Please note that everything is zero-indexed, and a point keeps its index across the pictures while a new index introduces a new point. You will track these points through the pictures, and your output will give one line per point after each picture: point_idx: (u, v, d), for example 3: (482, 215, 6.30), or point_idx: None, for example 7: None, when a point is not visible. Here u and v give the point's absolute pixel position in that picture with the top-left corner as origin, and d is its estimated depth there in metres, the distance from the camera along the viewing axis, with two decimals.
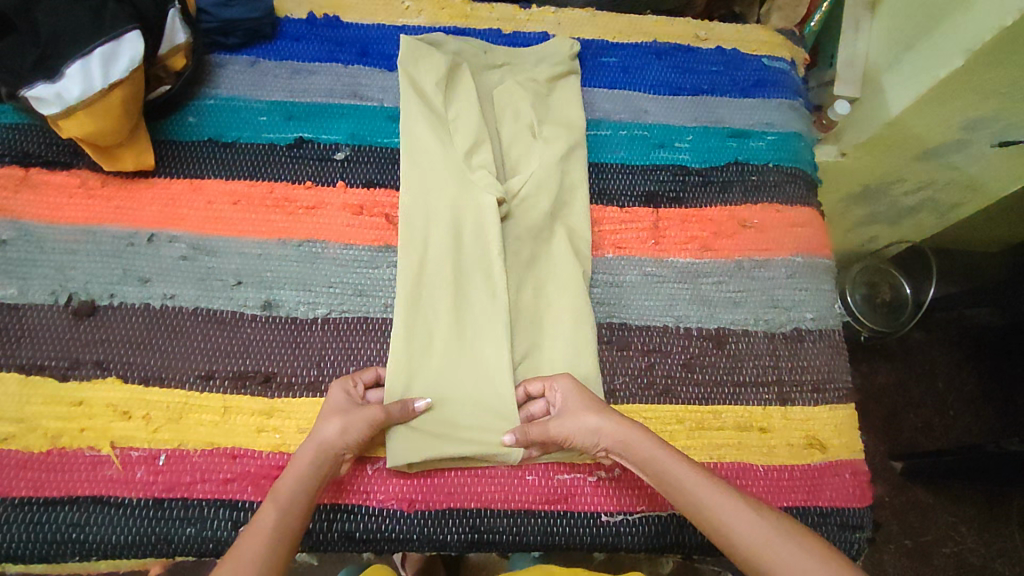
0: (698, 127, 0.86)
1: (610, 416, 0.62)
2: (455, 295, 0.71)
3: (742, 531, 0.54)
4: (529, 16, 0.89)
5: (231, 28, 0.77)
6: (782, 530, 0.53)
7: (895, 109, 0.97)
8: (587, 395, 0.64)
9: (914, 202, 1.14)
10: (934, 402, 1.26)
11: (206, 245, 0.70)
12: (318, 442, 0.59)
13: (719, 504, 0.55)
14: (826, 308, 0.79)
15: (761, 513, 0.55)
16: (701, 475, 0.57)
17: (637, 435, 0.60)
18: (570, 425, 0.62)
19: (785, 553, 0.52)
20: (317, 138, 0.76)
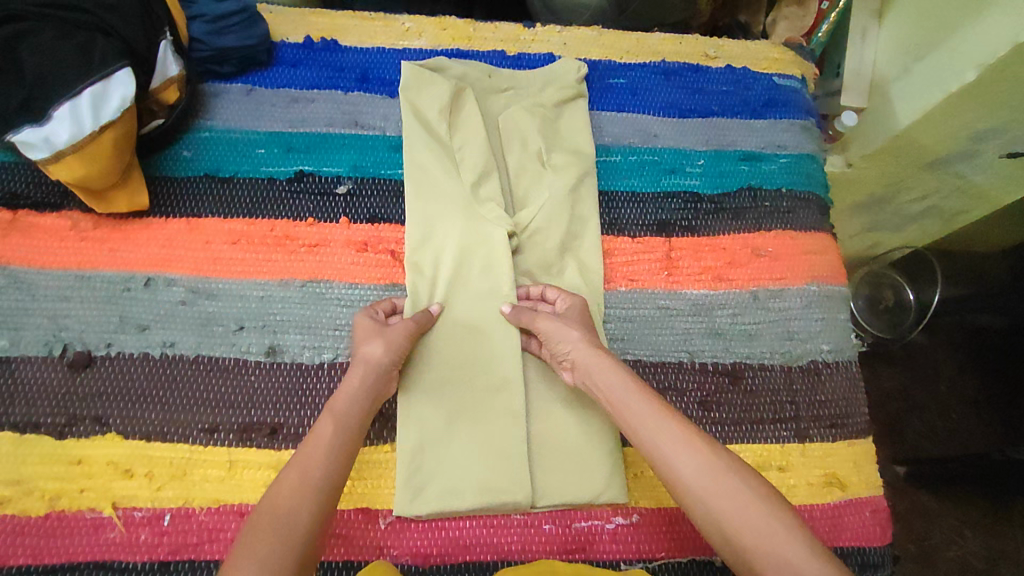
0: (709, 151, 0.83)
1: (587, 340, 0.63)
2: (465, 334, 0.69)
3: (686, 464, 0.52)
4: (534, 36, 0.85)
5: (225, 56, 0.73)
6: (726, 466, 0.52)
7: (901, 122, 0.97)
8: (588, 320, 0.66)
9: (918, 212, 1.12)
10: (936, 407, 1.23)
11: (205, 289, 0.67)
12: (365, 361, 0.61)
13: (667, 436, 0.54)
14: (842, 339, 0.77)
15: (713, 450, 0.53)
16: (659, 408, 0.56)
17: (605, 362, 0.61)
18: (553, 329, 0.65)
19: (723, 489, 0.51)
20: (318, 171, 0.73)
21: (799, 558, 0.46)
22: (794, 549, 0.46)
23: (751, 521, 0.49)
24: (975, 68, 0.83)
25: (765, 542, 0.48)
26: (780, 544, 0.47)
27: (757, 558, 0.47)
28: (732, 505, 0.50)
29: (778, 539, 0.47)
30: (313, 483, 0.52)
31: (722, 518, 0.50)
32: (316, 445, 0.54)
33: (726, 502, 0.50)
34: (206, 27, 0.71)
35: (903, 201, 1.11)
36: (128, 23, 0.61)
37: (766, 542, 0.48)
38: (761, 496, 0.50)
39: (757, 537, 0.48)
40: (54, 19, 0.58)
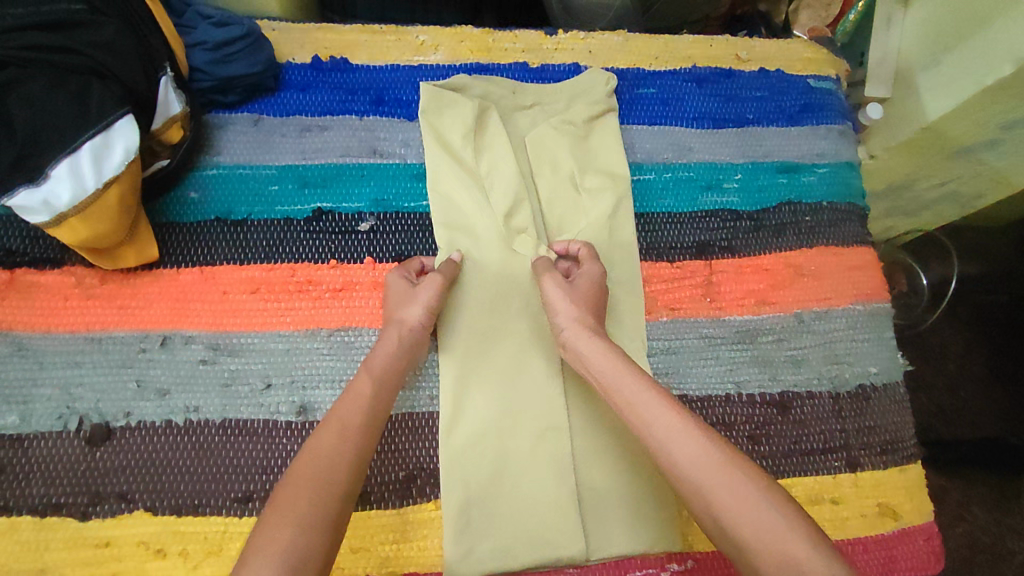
0: (746, 164, 0.79)
1: (584, 323, 0.61)
2: (503, 381, 0.66)
3: (683, 452, 0.49)
4: (557, 45, 0.80)
5: (230, 86, 0.67)
6: (724, 457, 0.48)
7: (931, 114, 0.90)
8: (599, 295, 0.64)
9: (933, 197, 0.98)
10: (944, 384, 1.07)
11: (226, 345, 0.62)
12: (401, 324, 0.61)
13: (663, 423, 0.51)
14: (889, 360, 0.75)
15: (708, 437, 0.49)
16: (656, 396, 0.53)
17: (604, 346, 0.59)
18: (557, 296, 0.63)
19: (720, 479, 0.46)
20: (337, 208, 0.68)
21: (805, 555, 0.41)
22: (797, 542, 0.42)
23: (748, 512, 0.44)
24: (1014, 61, 0.77)
25: (762, 535, 0.43)
26: (788, 541, 0.42)
27: (755, 551, 0.43)
28: (729, 495, 0.45)
29: (784, 535, 0.43)
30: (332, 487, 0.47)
31: (716, 508, 0.46)
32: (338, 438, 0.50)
33: (723, 492, 0.46)
34: (209, 56, 0.65)
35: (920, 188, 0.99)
36: (128, 67, 0.55)
37: (763, 534, 0.43)
38: (762, 489, 0.46)
39: (755, 529, 0.43)
40: (45, 66, 0.52)
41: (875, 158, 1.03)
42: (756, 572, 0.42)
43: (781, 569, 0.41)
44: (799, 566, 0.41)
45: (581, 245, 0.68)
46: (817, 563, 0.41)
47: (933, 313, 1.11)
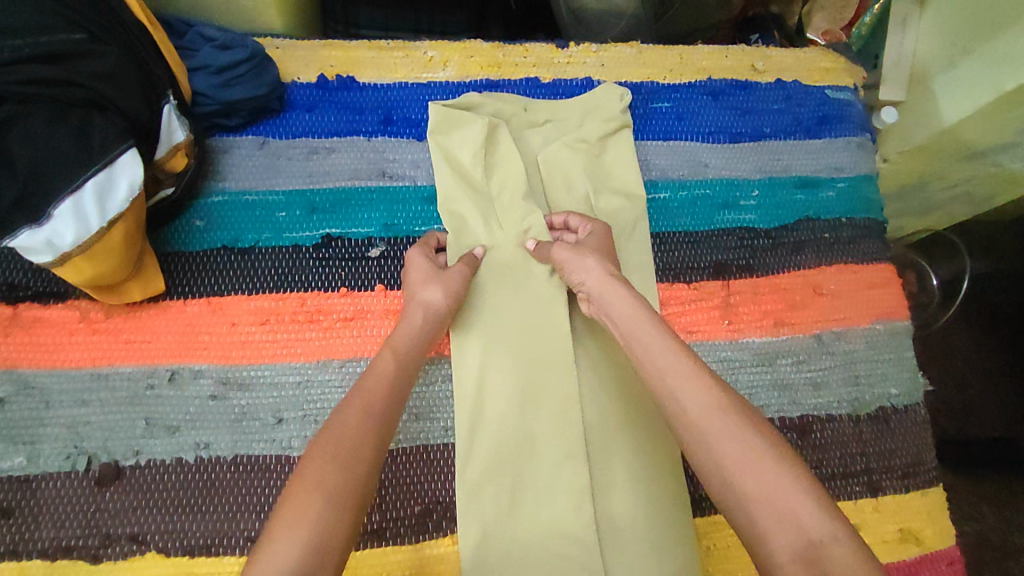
0: (763, 179, 0.77)
1: (607, 270, 0.60)
2: (518, 407, 0.64)
3: (696, 402, 0.48)
4: (569, 58, 0.78)
5: (234, 109, 0.65)
6: (733, 412, 0.47)
7: (947, 118, 0.88)
8: (608, 246, 0.64)
9: (946, 197, 0.98)
10: (953, 382, 1.06)
11: (236, 379, 0.61)
12: (425, 304, 0.60)
13: (680, 372, 0.50)
14: (910, 381, 0.74)
15: (719, 387, 0.49)
16: (670, 343, 0.53)
17: (623, 293, 0.58)
18: (569, 258, 0.62)
19: (729, 433, 0.46)
20: (346, 233, 0.67)
21: (803, 508, 0.42)
22: (800, 499, 0.43)
23: (753, 467, 0.45)
24: None
25: (766, 490, 0.43)
26: (791, 499, 0.43)
27: (757, 503, 0.43)
28: (736, 448, 0.46)
29: (788, 494, 0.43)
30: (341, 491, 0.45)
31: (722, 458, 0.46)
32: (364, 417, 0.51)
33: (729, 445, 0.46)
34: (210, 80, 0.63)
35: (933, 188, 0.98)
36: (127, 94, 0.53)
37: (768, 489, 0.43)
38: (773, 447, 0.46)
39: (760, 484, 0.44)
40: (44, 100, 0.50)
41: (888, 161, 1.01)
42: (755, 523, 0.43)
43: (781, 523, 0.42)
44: (800, 521, 0.42)
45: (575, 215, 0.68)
46: (817, 519, 0.42)
47: (947, 313, 1.08)
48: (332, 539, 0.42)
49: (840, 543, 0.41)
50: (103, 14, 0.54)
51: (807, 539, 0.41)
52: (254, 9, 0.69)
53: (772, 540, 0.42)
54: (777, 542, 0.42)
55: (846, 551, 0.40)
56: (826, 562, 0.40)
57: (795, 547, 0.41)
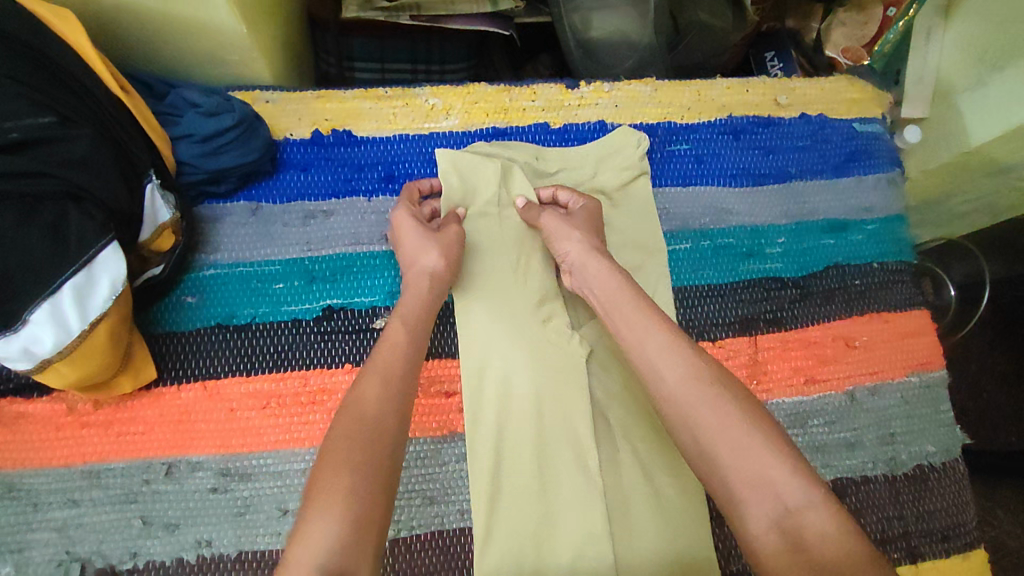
0: (790, 224, 0.73)
1: (589, 246, 0.61)
2: (536, 481, 0.59)
3: (672, 372, 0.51)
4: (580, 100, 0.73)
5: (223, 176, 0.61)
6: (707, 378, 0.50)
7: (974, 137, 0.83)
8: (596, 223, 0.64)
9: (967, 209, 0.93)
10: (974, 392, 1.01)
11: (238, 469, 0.57)
12: (424, 273, 0.59)
13: (657, 344, 0.53)
14: (948, 436, 0.70)
15: (696, 356, 0.51)
16: (648, 317, 0.55)
17: (603, 270, 0.59)
18: (554, 227, 0.63)
19: (702, 400, 0.48)
20: (349, 303, 0.62)
21: (781, 476, 0.45)
22: (777, 466, 0.45)
23: (728, 435, 0.47)
24: None
25: (739, 455, 0.46)
26: (764, 464, 0.45)
27: (733, 469, 0.46)
28: (712, 416, 0.48)
29: (761, 459, 0.45)
30: (370, 495, 0.44)
31: (698, 427, 0.48)
32: (382, 388, 0.50)
33: (704, 411, 0.48)
34: (198, 149, 0.59)
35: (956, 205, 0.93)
36: (106, 181, 0.49)
37: (743, 455, 0.46)
38: (746, 410, 0.48)
39: (735, 451, 0.46)
40: (14, 198, 0.45)
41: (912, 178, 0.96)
42: (732, 491, 0.46)
43: (757, 487, 0.45)
44: (775, 488, 0.44)
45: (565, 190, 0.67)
46: (793, 486, 0.44)
47: (963, 329, 1.01)
48: (370, 515, 0.43)
49: (816, 507, 0.43)
50: (76, 93, 0.49)
51: (782, 507, 0.44)
52: (241, 63, 0.65)
53: (749, 506, 0.45)
54: (756, 509, 0.44)
55: (822, 517, 0.43)
56: (800, 526, 0.43)
57: (769, 514, 0.44)
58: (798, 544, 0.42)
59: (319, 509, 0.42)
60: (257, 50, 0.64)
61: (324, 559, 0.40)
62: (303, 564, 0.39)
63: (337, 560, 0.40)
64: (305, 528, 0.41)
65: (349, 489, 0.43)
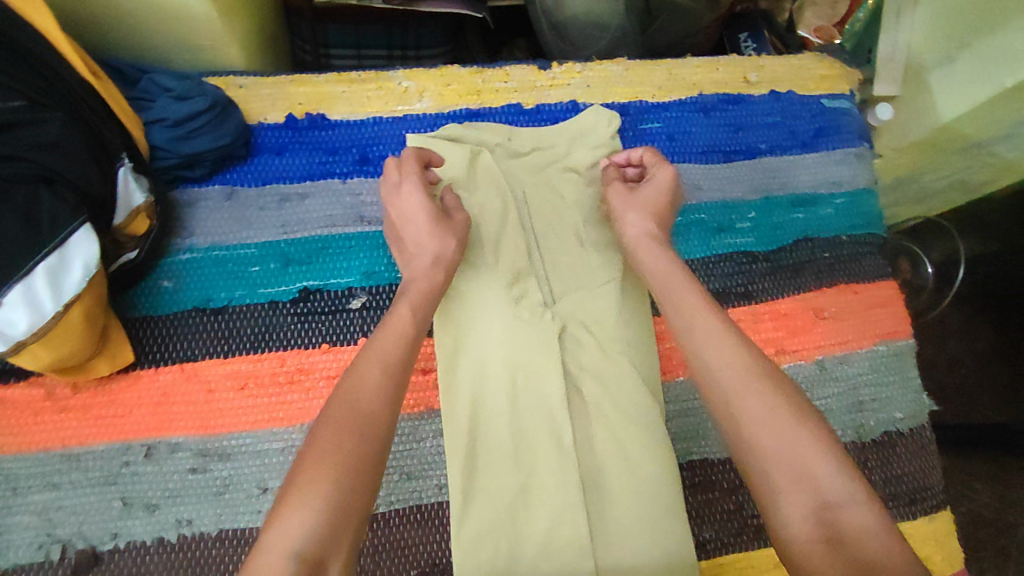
0: (760, 199, 0.74)
1: (652, 229, 0.62)
2: (513, 454, 0.60)
3: (719, 359, 0.51)
4: (551, 81, 0.74)
5: (197, 160, 0.61)
6: (758, 370, 0.50)
7: (945, 112, 0.84)
8: (668, 201, 0.65)
9: (940, 186, 0.96)
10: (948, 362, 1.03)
11: (217, 449, 0.58)
12: (438, 254, 0.58)
13: (707, 330, 0.53)
14: (914, 403, 0.72)
15: (744, 346, 0.51)
16: (701, 304, 0.55)
17: (660, 257, 0.60)
18: (620, 206, 0.65)
19: (751, 393, 0.49)
20: (325, 284, 0.63)
21: (825, 472, 0.45)
22: (821, 463, 0.45)
23: (775, 431, 0.47)
24: None
25: (784, 447, 0.46)
26: (811, 459, 0.45)
27: (773, 460, 0.46)
28: (757, 408, 0.48)
29: (808, 455, 0.46)
30: None
31: (742, 416, 0.48)
32: (382, 377, 0.48)
33: (751, 403, 0.48)
34: (171, 132, 0.59)
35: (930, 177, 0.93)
36: (77, 164, 0.49)
37: (790, 450, 0.46)
38: (793, 404, 0.48)
39: (779, 443, 0.46)
40: None
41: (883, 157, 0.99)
42: (773, 482, 0.46)
43: (796, 478, 0.45)
44: (817, 481, 0.45)
45: (645, 154, 0.68)
46: (832, 480, 0.45)
47: (937, 307, 1.05)
48: (349, 508, 0.42)
49: (856, 505, 0.44)
50: (45, 77, 0.50)
51: (823, 500, 0.44)
52: (213, 49, 0.65)
53: (787, 498, 0.45)
54: (795, 502, 0.45)
55: (858, 511, 0.43)
56: (841, 522, 0.43)
57: (810, 506, 0.44)
58: (836, 539, 0.43)
59: (301, 497, 0.41)
60: (230, 36, 0.64)
61: (299, 546, 0.39)
62: (279, 550, 0.39)
63: (314, 548, 0.40)
64: (283, 514, 0.40)
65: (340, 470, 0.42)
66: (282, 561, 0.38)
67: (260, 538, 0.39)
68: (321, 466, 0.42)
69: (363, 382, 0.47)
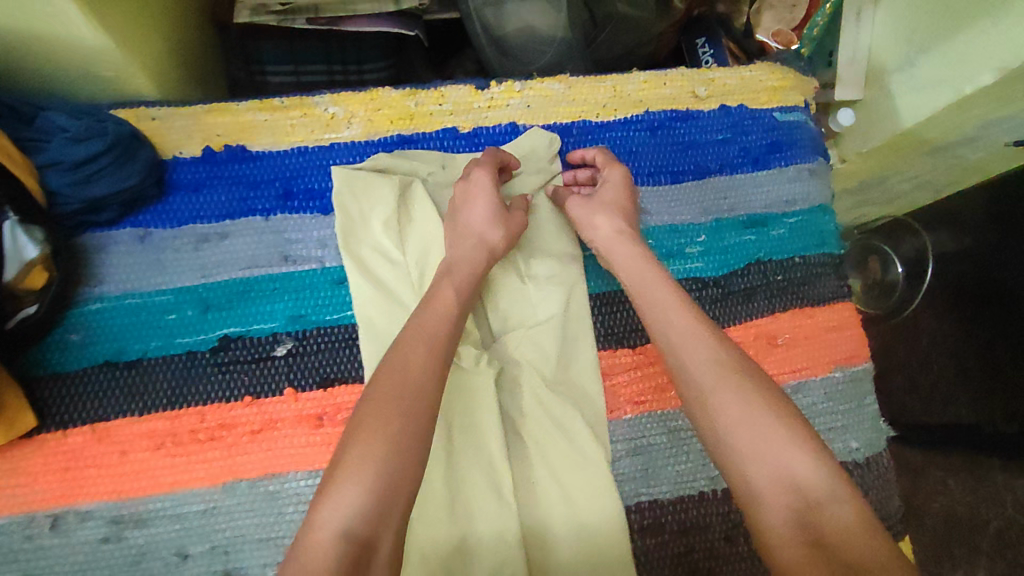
0: (710, 222, 0.71)
1: (621, 228, 0.64)
2: (449, 508, 0.57)
3: (695, 357, 0.53)
4: (490, 102, 0.70)
5: (103, 204, 0.56)
6: (734, 365, 0.52)
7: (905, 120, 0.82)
8: (628, 198, 0.66)
9: (906, 188, 0.92)
10: None
11: (131, 515, 0.55)
12: (488, 240, 0.60)
13: (680, 326, 0.56)
14: (871, 430, 0.70)
15: (719, 342, 0.54)
16: (675, 300, 0.57)
17: (638, 258, 0.61)
18: (582, 212, 0.66)
19: (727, 386, 0.51)
20: (247, 331, 0.59)
21: (804, 470, 0.47)
22: (801, 462, 0.47)
23: (750, 425, 0.49)
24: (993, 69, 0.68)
25: (757, 448, 0.48)
26: (786, 455, 0.48)
27: (748, 461, 0.48)
28: (731, 401, 0.50)
29: (783, 449, 0.48)
30: None
31: (717, 419, 0.50)
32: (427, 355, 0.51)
33: (724, 395, 0.51)
34: (68, 177, 0.54)
35: None
36: None
37: (769, 447, 0.48)
38: (772, 404, 0.50)
39: (754, 443, 0.48)
40: None
41: (846, 161, 0.96)
42: (751, 478, 0.48)
43: (775, 474, 0.47)
44: (796, 482, 0.47)
45: (596, 152, 0.69)
46: (814, 477, 0.47)
47: (909, 306, 1.01)
48: (396, 489, 0.44)
49: (839, 503, 0.46)
50: None
51: (803, 499, 0.46)
52: (120, 79, 0.60)
53: (766, 500, 0.47)
54: (773, 499, 0.47)
55: (845, 509, 0.45)
56: (820, 522, 0.45)
57: (790, 504, 0.46)
58: (817, 539, 0.44)
59: (350, 477, 0.44)
60: (135, 65, 0.59)
61: (347, 526, 0.42)
62: (328, 530, 0.42)
63: (361, 528, 0.42)
64: (333, 495, 0.43)
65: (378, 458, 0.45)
66: (330, 541, 0.41)
67: (310, 515, 0.42)
68: (366, 448, 0.45)
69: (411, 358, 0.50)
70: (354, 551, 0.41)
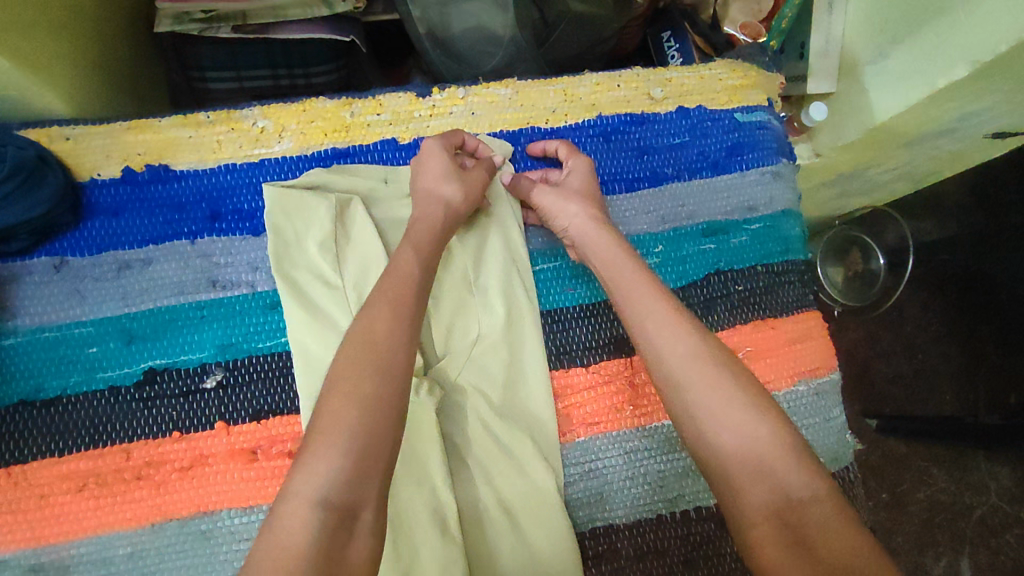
0: (667, 231, 0.68)
1: (591, 216, 0.61)
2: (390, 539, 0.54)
3: (676, 351, 0.50)
4: (431, 109, 0.67)
5: (12, 233, 0.53)
6: (715, 356, 0.50)
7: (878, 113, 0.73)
8: (594, 189, 0.63)
9: (884, 180, 0.87)
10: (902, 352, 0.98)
11: (53, 564, 0.52)
12: (444, 203, 0.59)
13: (658, 318, 0.53)
14: (838, 441, 0.67)
15: (698, 333, 0.51)
16: (654, 292, 0.54)
17: (612, 247, 0.58)
18: (551, 201, 0.62)
19: (709, 382, 0.48)
20: (174, 362, 0.56)
21: (788, 471, 0.44)
22: (779, 467, 0.44)
23: (733, 420, 0.46)
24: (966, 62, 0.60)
25: (749, 445, 0.45)
26: (770, 451, 0.45)
27: (732, 459, 0.46)
28: (712, 396, 0.48)
29: (766, 445, 0.45)
30: None
31: (701, 413, 0.48)
32: (394, 317, 0.49)
33: (705, 390, 0.48)
34: None
35: (872, 174, 0.85)
36: None
37: (755, 446, 0.45)
38: (750, 400, 0.47)
39: (741, 438, 0.46)
40: None
41: (821, 157, 0.84)
42: (735, 482, 0.45)
43: (759, 476, 0.44)
44: (779, 478, 0.44)
45: (558, 143, 0.67)
46: (797, 478, 0.44)
47: (889, 298, 0.97)
48: (373, 456, 0.42)
49: (822, 503, 0.43)
50: None
51: (785, 498, 0.43)
52: (26, 98, 0.56)
53: (750, 502, 0.44)
54: (756, 500, 0.44)
55: (825, 515, 0.42)
56: (805, 523, 0.42)
57: (771, 505, 0.43)
58: (799, 536, 0.41)
59: (327, 441, 0.41)
60: (40, 83, 0.55)
61: (324, 493, 0.39)
62: (303, 497, 0.39)
63: (341, 494, 0.40)
64: (309, 460, 0.41)
65: (355, 421, 0.42)
66: (307, 508, 0.39)
67: (284, 485, 0.40)
68: (340, 409, 0.42)
69: (379, 322, 0.48)
70: (336, 514, 0.39)
